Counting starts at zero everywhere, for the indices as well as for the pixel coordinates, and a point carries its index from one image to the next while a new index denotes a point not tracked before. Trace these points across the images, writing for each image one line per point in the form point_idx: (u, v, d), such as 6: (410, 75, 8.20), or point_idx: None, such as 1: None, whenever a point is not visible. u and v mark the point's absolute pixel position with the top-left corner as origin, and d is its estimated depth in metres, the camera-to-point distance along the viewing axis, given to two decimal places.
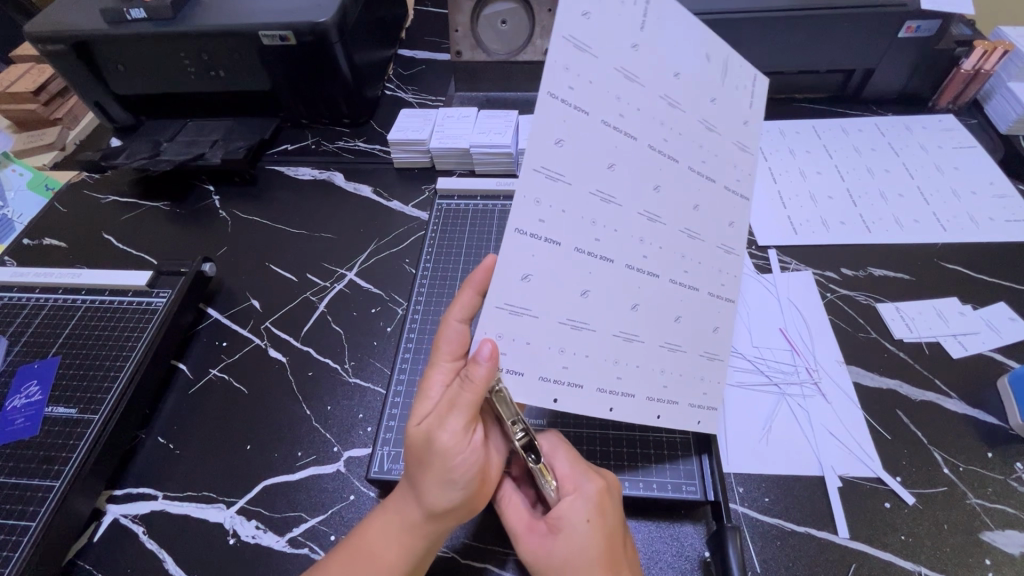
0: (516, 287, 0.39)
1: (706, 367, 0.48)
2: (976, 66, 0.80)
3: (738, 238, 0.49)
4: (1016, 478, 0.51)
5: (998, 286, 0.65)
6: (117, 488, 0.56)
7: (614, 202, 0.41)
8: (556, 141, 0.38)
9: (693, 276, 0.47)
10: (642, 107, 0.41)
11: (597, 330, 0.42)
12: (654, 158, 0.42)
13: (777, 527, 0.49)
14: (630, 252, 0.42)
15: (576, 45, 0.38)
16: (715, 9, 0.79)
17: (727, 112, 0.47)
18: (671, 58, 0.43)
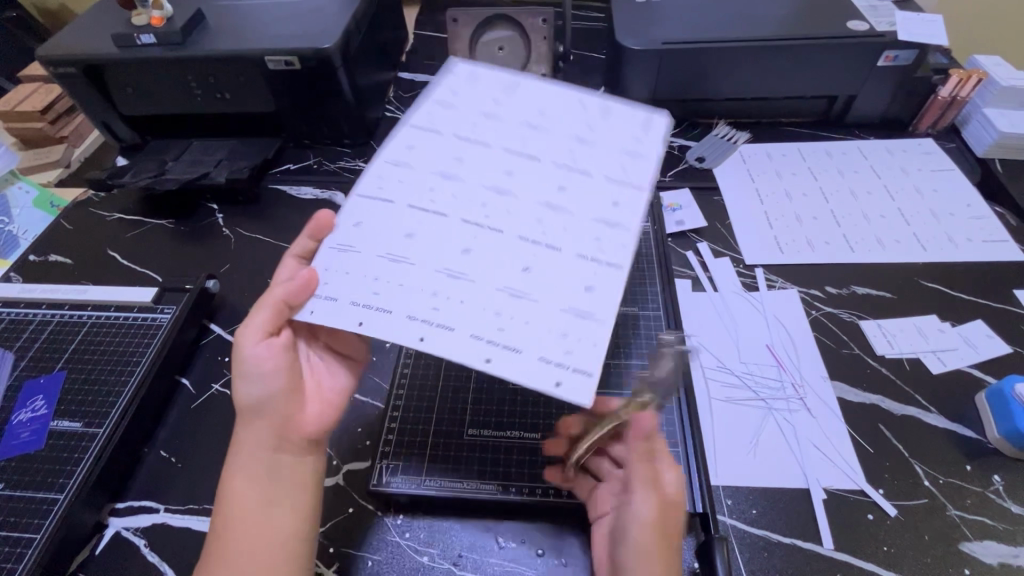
0: (349, 231, 0.48)
1: (573, 324, 0.42)
2: (953, 93, 0.84)
3: (627, 215, 0.47)
4: (993, 490, 0.53)
5: (976, 305, 0.67)
6: (120, 501, 0.57)
7: (456, 179, 0.50)
8: (411, 145, 0.52)
9: (555, 237, 0.46)
10: (503, 129, 0.53)
11: (424, 263, 0.46)
12: (502, 155, 0.51)
13: (764, 538, 0.51)
14: (468, 213, 0.48)
15: (442, 104, 0.55)
16: (703, 39, 0.82)
17: (617, 136, 0.52)
18: (537, 103, 0.54)
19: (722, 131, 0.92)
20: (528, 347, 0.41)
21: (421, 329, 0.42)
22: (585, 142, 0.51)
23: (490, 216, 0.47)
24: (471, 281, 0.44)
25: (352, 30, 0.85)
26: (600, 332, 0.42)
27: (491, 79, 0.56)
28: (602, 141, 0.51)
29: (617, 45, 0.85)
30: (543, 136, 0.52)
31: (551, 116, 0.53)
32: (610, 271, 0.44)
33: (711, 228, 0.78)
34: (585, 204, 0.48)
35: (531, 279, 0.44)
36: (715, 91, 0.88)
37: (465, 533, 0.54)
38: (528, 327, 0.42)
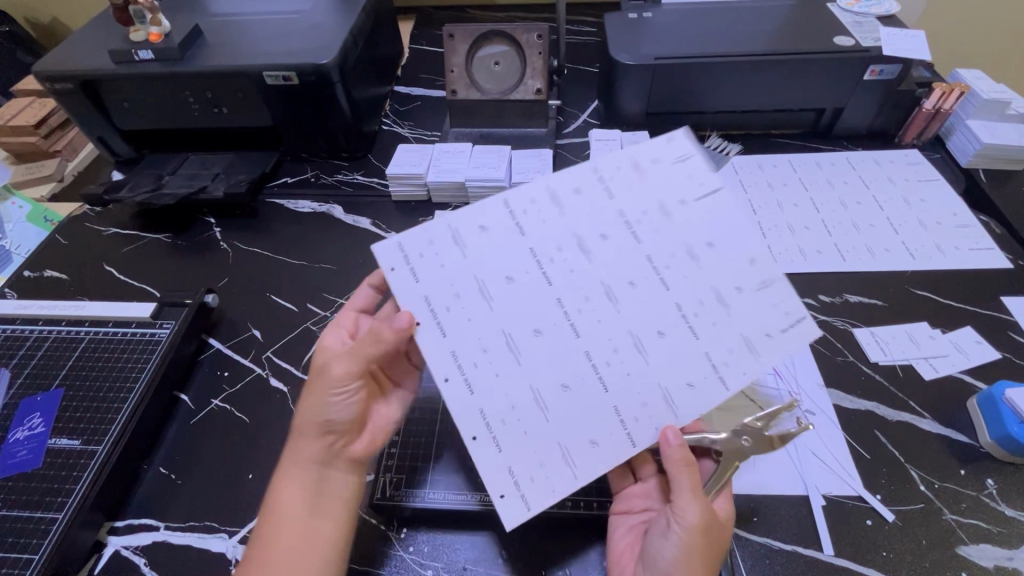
0: (474, 237, 0.51)
1: (554, 461, 0.46)
2: (937, 105, 0.86)
3: (688, 407, 0.46)
4: (987, 494, 0.54)
5: (964, 311, 0.69)
6: (119, 520, 0.57)
7: (584, 255, 0.50)
8: (574, 184, 0.52)
9: (609, 371, 0.47)
10: (660, 229, 0.50)
11: (502, 310, 0.50)
12: (647, 248, 0.50)
13: (766, 545, 0.52)
14: (568, 297, 0.49)
15: (635, 163, 0.52)
16: (694, 54, 0.84)
17: (762, 318, 0.47)
18: (713, 230, 0.49)
19: (714, 143, 0.93)
20: (508, 452, 0.46)
21: (453, 373, 0.48)
22: (726, 320, 0.47)
23: (579, 309, 0.49)
24: (522, 355, 0.48)
25: (349, 46, 0.86)
26: (566, 484, 0.45)
27: (693, 168, 0.51)
28: (753, 320, 0.47)
29: (611, 59, 0.87)
30: (706, 255, 0.49)
31: (716, 257, 0.49)
32: (623, 447, 0.46)
33: None
34: (683, 368, 0.47)
35: (561, 395, 0.47)
36: (707, 104, 0.90)
37: (469, 545, 0.54)
38: (524, 442, 0.46)
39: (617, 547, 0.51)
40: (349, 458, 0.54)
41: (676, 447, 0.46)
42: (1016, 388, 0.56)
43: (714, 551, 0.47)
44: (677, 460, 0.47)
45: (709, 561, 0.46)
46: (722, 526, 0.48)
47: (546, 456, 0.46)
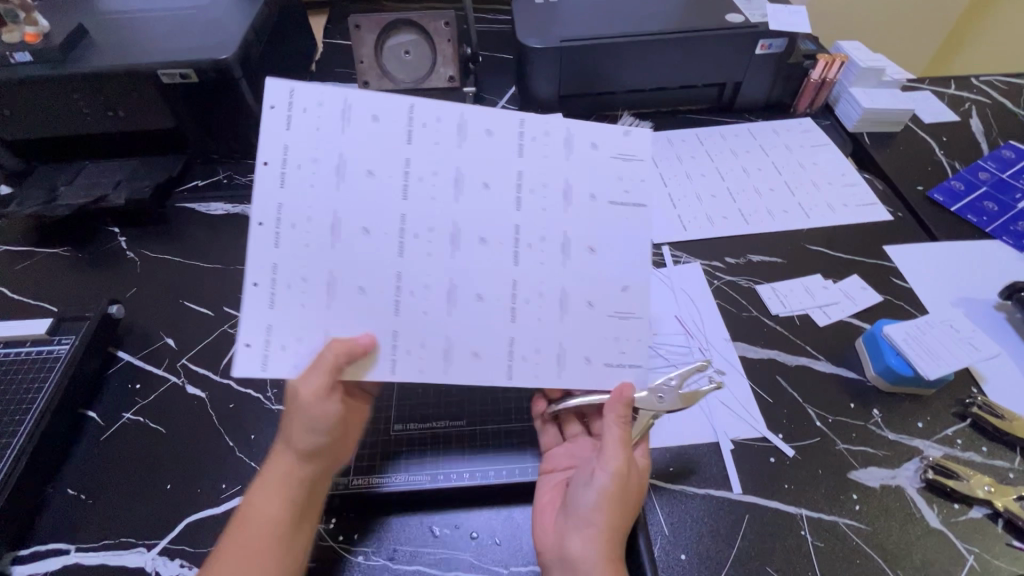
0: (363, 126, 0.48)
1: (315, 346, 0.48)
2: (822, 75, 0.93)
3: (468, 368, 0.50)
4: (873, 422, 0.60)
5: (851, 262, 0.75)
6: (23, 548, 0.53)
7: (455, 193, 0.49)
8: (491, 125, 0.50)
9: (408, 299, 0.49)
10: (547, 208, 0.51)
11: (348, 198, 0.47)
12: (530, 207, 0.50)
13: (681, 491, 0.55)
14: (414, 221, 0.48)
15: (566, 142, 0.51)
16: (598, 35, 0.87)
17: (598, 346, 0.52)
18: (596, 241, 0.51)
19: (626, 122, 0.97)
20: (280, 315, 0.47)
21: (269, 221, 0.46)
22: (551, 321, 0.51)
23: (419, 233, 0.49)
24: (341, 244, 0.48)
25: (250, 40, 0.83)
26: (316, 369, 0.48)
27: (624, 181, 0.52)
28: (574, 338, 0.51)
29: (520, 44, 0.88)
30: (582, 258, 0.51)
31: (581, 263, 0.51)
32: (380, 370, 0.48)
33: None
34: (480, 339, 0.50)
35: (348, 286, 0.48)
36: (615, 83, 0.93)
37: (398, 527, 0.53)
38: (297, 311, 0.48)
39: (541, 502, 0.53)
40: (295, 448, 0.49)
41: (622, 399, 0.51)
42: (892, 325, 0.62)
43: (630, 498, 0.49)
44: (616, 412, 0.51)
45: (624, 510, 0.49)
46: (641, 474, 0.51)
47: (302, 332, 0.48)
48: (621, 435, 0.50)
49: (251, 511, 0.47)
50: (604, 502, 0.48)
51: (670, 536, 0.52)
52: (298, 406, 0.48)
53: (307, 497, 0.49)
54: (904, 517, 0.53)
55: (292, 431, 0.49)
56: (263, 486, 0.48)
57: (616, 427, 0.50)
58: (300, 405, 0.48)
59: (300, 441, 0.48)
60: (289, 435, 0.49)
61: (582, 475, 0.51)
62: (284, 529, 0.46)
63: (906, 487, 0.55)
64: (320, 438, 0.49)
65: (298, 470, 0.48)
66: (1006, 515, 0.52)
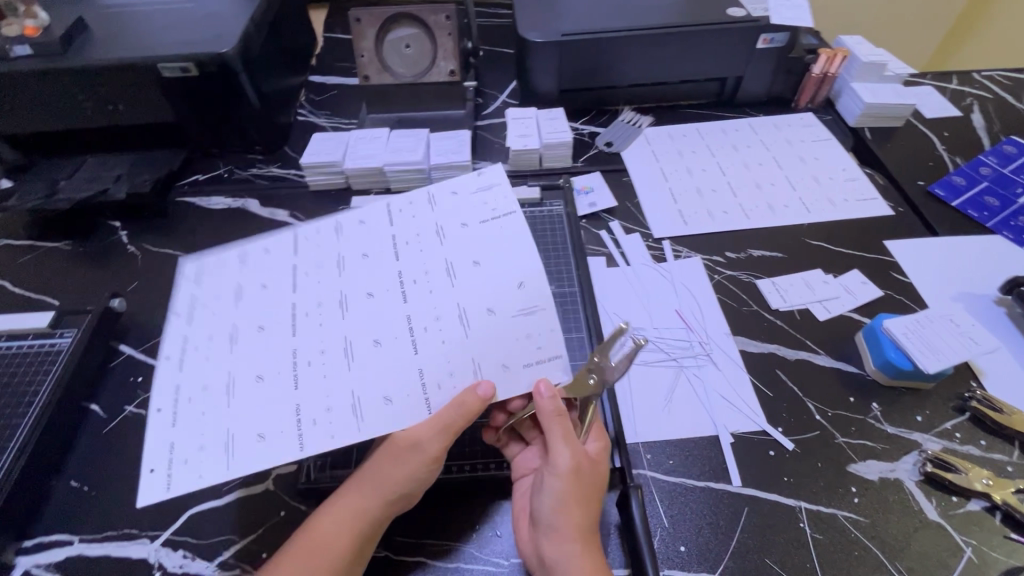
0: (255, 255, 0.54)
1: (214, 448, 0.43)
2: (823, 70, 0.93)
3: (376, 419, 0.44)
4: (873, 416, 0.60)
5: (852, 256, 0.75)
6: (28, 538, 0.54)
7: (337, 271, 0.53)
8: (365, 215, 0.57)
9: (309, 370, 0.47)
10: (423, 251, 0.53)
11: (243, 301, 0.51)
12: (411, 255, 0.53)
13: (680, 484, 0.55)
14: (305, 303, 0.51)
15: (433, 202, 0.57)
16: (598, 30, 0.87)
17: (512, 349, 0.48)
18: (481, 257, 0.52)
19: (627, 117, 0.97)
20: (178, 430, 0.44)
21: (174, 353, 0.48)
22: (456, 340, 0.48)
23: (318, 304, 0.50)
24: (238, 341, 0.48)
25: (251, 34, 0.83)
26: (214, 472, 0.42)
27: (492, 205, 0.55)
28: (484, 351, 0.48)
29: (521, 38, 0.88)
30: (470, 268, 0.52)
31: (472, 277, 0.51)
32: (286, 450, 0.43)
33: (621, 207, 0.82)
34: (391, 383, 0.46)
35: (244, 375, 0.46)
36: (616, 78, 0.93)
37: (401, 517, 0.54)
38: (196, 420, 0.44)
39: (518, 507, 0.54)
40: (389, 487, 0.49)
41: (549, 400, 0.47)
42: (892, 319, 0.62)
43: (588, 491, 0.49)
44: (548, 414, 0.48)
45: (581, 508, 0.48)
46: (594, 466, 0.50)
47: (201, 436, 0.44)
48: (559, 435, 0.48)
49: (319, 536, 0.48)
50: (557, 505, 0.47)
51: (669, 529, 0.52)
52: (405, 451, 0.48)
53: (375, 533, 0.49)
54: (903, 510, 0.53)
55: (386, 473, 0.49)
56: (338, 507, 0.49)
57: (553, 430, 0.48)
58: (402, 451, 0.49)
59: (386, 480, 0.49)
60: (378, 474, 0.49)
61: (537, 482, 0.51)
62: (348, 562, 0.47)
63: (905, 480, 0.55)
64: (413, 489, 0.50)
65: (376, 508, 0.49)
66: (1004, 507, 0.53)
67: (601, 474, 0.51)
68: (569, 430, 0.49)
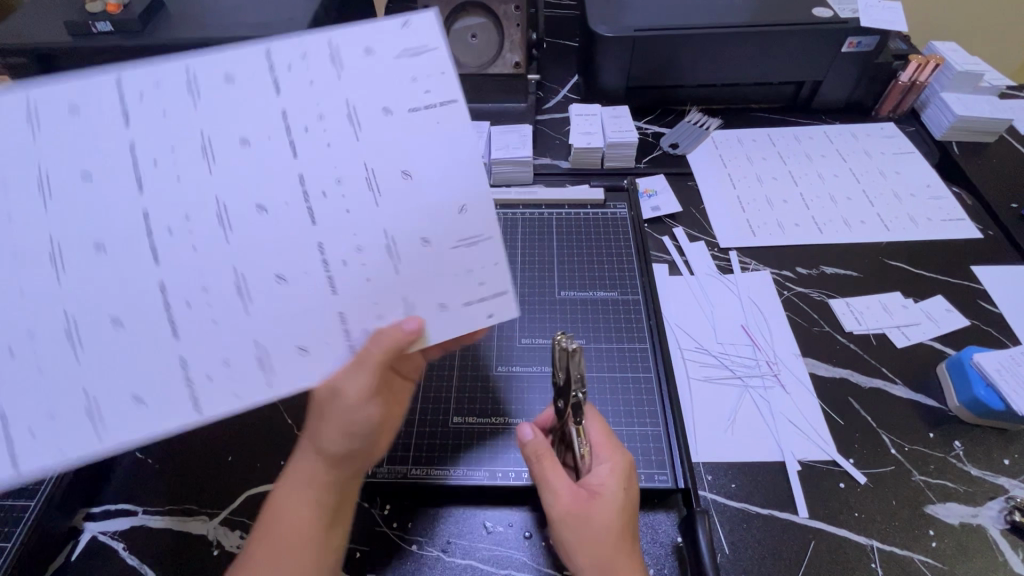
0: (98, 127, 0.39)
1: (73, 416, 0.38)
2: (912, 78, 0.87)
3: (294, 371, 0.41)
4: (954, 455, 0.56)
5: (934, 281, 0.71)
6: (96, 505, 0.55)
7: (207, 162, 0.40)
8: (244, 68, 0.41)
9: (186, 300, 0.39)
10: (332, 145, 0.41)
11: (83, 199, 0.38)
12: (312, 147, 0.41)
13: (743, 510, 0.53)
14: (160, 213, 0.39)
15: (331, 55, 0.42)
16: (673, 26, 0.83)
17: (450, 286, 0.44)
18: (407, 158, 0.42)
19: (694, 118, 0.93)
20: (50, 379, 0.38)
21: None
22: (385, 279, 0.42)
23: (193, 210, 0.39)
24: (99, 254, 0.38)
25: (320, 18, 0.82)
26: (89, 444, 0.38)
27: (415, 71, 0.42)
28: (407, 272, 0.43)
29: (590, 31, 0.85)
30: (406, 189, 0.42)
31: (403, 194, 0.42)
32: (184, 411, 0.39)
33: (686, 213, 0.79)
34: (313, 322, 0.41)
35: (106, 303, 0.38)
36: (686, 76, 0.89)
37: (454, 519, 0.53)
38: (65, 356, 0.38)
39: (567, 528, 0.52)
40: (321, 453, 0.44)
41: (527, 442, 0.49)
42: (983, 353, 0.58)
43: (594, 528, 0.44)
44: (530, 459, 0.48)
45: (592, 539, 0.44)
46: (599, 499, 0.45)
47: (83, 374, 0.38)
48: (547, 479, 0.47)
49: (266, 517, 0.44)
50: (567, 548, 0.45)
51: (730, 555, 0.50)
52: (328, 399, 0.42)
53: (336, 498, 0.45)
54: (986, 560, 0.50)
55: (313, 430, 0.44)
56: (291, 487, 0.44)
57: (538, 473, 0.48)
58: (326, 401, 0.43)
59: (333, 441, 0.44)
60: (309, 434, 0.44)
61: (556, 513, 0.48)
62: (318, 534, 0.44)
63: (989, 527, 0.52)
64: (361, 445, 0.45)
65: (327, 472, 0.44)
66: None
67: (611, 506, 0.45)
68: (557, 467, 0.48)
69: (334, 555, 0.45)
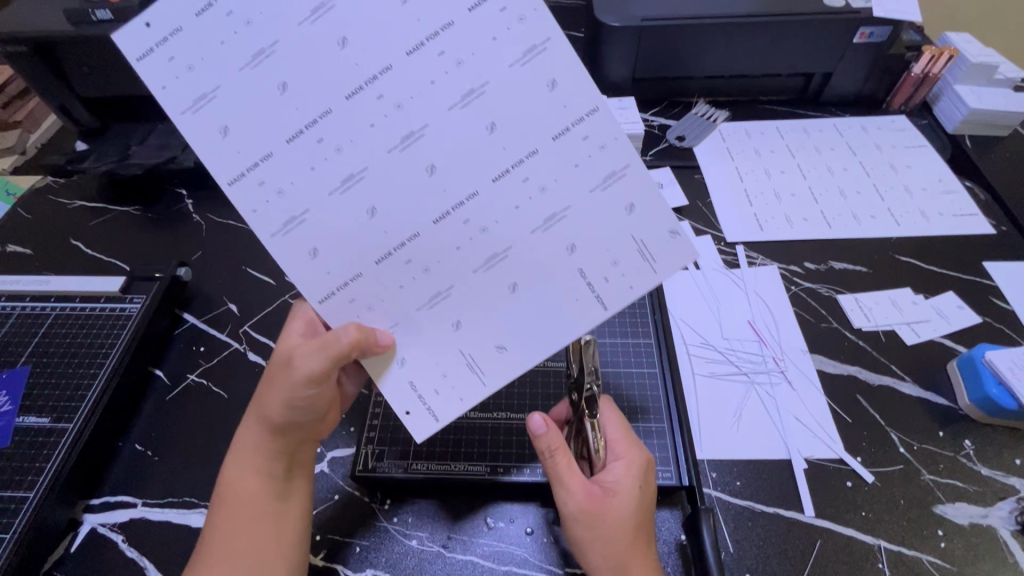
0: (324, 43, 0.36)
1: (194, 81, 0.36)
2: (925, 70, 0.85)
3: (307, 269, 0.39)
4: (965, 454, 0.55)
5: (945, 277, 0.69)
6: (95, 497, 0.55)
7: (460, 105, 0.37)
8: (572, 106, 0.37)
9: (296, 151, 0.37)
10: (500, 216, 0.39)
11: (316, 42, 0.36)
12: (509, 181, 0.39)
13: (748, 508, 0.52)
14: (369, 104, 0.37)
15: (607, 173, 0.38)
16: (681, 16, 0.81)
17: (427, 372, 0.43)
18: (554, 247, 0.40)
19: (702, 110, 0.91)
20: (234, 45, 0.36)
21: None
22: (404, 301, 0.41)
23: (353, 138, 0.37)
24: (283, 45, 0.36)
25: None
26: (174, 101, 0.36)
27: (618, 257, 0.40)
28: (426, 334, 0.42)
29: (596, 21, 0.83)
30: (497, 293, 0.41)
31: (490, 279, 0.41)
32: (224, 168, 0.37)
33: (692, 207, 0.78)
34: (336, 255, 0.40)
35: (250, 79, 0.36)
36: (694, 67, 0.87)
37: (455, 515, 0.52)
38: (190, 86, 0.36)
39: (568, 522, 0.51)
40: (268, 425, 0.45)
41: (541, 437, 0.46)
42: (996, 351, 0.57)
43: (607, 527, 0.44)
44: (545, 455, 0.46)
45: (607, 538, 0.44)
46: (613, 498, 0.45)
47: (185, 103, 0.36)
48: (561, 476, 0.46)
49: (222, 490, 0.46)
50: (578, 545, 0.45)
51: (735, 554, 0.49)
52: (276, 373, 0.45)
53: (285, 468, 0.46)
54: (995, 561, 0.49)
55: (258, 400, 0.46)
56: (236, 462, 0.46)
57: (551, 469, 0.46)
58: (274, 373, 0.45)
59: (270, 412, 0.45)
60: (255, 405, 0.46)
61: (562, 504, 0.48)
62: (272, 504, 0.45)
63: (998, 528, 0.51)
64: (303, 418, 0.45)
65: (269, 445, 0.46)
66: None
67: (626, 505, 0.44)
68: (571, 463, 0.46)
69: (296, 523, 0.46)
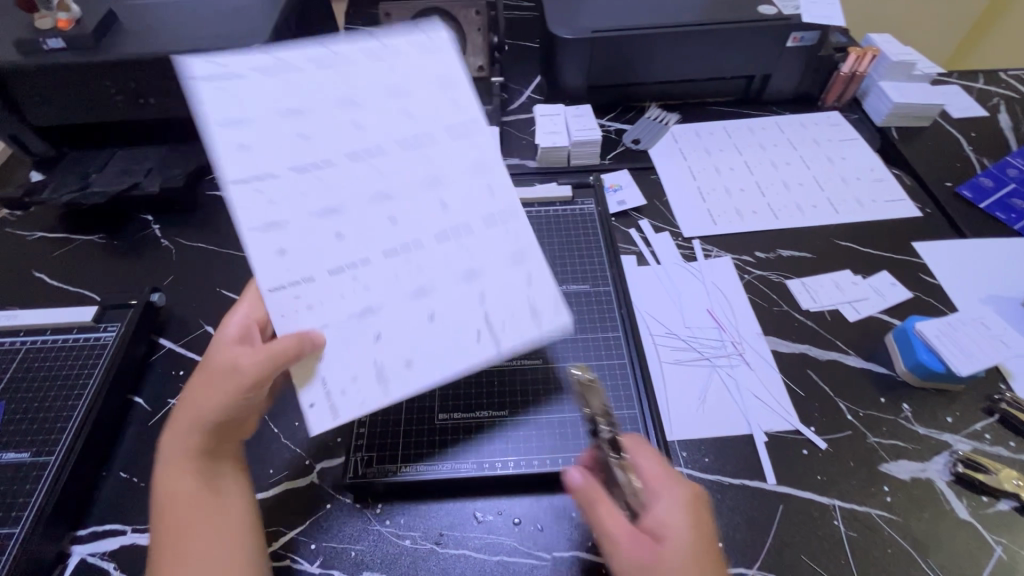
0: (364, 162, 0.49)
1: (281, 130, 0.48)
2: (852, 69, 0.93)
3: (270, 264, 0.46)
4: (904, 417, 0.61)
5: (880, 258, 0.76)
6: (82, 528, 0.55)
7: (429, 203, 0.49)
8: (511, 240, 0.50)
9: (302, 195, 0.47)
10: (429, 277, 0.48)
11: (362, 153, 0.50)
12: (450, 257, 0.49)
13: (717, 482, 0.56)
14: (363, 191, 0.48)
15: (525, 283, 0.48)
16: (629, 27, 0.86)
17: (328, 379, 0.45)
18: (468, 313, 0.47)
19: (653, 114, 0.97)
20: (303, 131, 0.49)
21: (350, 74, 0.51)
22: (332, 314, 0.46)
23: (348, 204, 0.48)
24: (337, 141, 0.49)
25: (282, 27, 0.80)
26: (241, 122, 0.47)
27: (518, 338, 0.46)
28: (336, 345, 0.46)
29: (550, 34, 0.87)
30: (404, 334, 0.46)
31: (403, 321, 0.47)
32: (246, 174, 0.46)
33: (650, 206, 0.83)
34: (297, 262, 0.46)
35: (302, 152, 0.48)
36: (644, 74, 0.92)
37: (443, 512, 0.55)
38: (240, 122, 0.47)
39: (556, 509, 0.55)
40: (208, 424, 0.47)
41: (579, 485, 0.47)
42: (925, 322, 0.63)
43: None
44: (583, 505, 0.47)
45: None
46: (663, 545, 0.43)
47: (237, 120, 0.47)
48: (603, 525, 0.45)
49: (162, 500, 0.46)
50: None
51: None
52: (218, 372, 0.48)
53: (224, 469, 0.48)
54: (934, 509, 0.55)
55: (198, 402, 0.48)
56: (171, 469, 0.47)
57: (593, 520, 0.46)
58: (215, 374, 0.48)
59: (198, 420, 0.47)
60: (194, 408, 0.48)
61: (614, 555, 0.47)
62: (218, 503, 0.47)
63: (936, 480, 0.57)
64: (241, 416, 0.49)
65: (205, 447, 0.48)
66: None
67: (680, 548, 0.43)
68: (612, 510, 0.46)
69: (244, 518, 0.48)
